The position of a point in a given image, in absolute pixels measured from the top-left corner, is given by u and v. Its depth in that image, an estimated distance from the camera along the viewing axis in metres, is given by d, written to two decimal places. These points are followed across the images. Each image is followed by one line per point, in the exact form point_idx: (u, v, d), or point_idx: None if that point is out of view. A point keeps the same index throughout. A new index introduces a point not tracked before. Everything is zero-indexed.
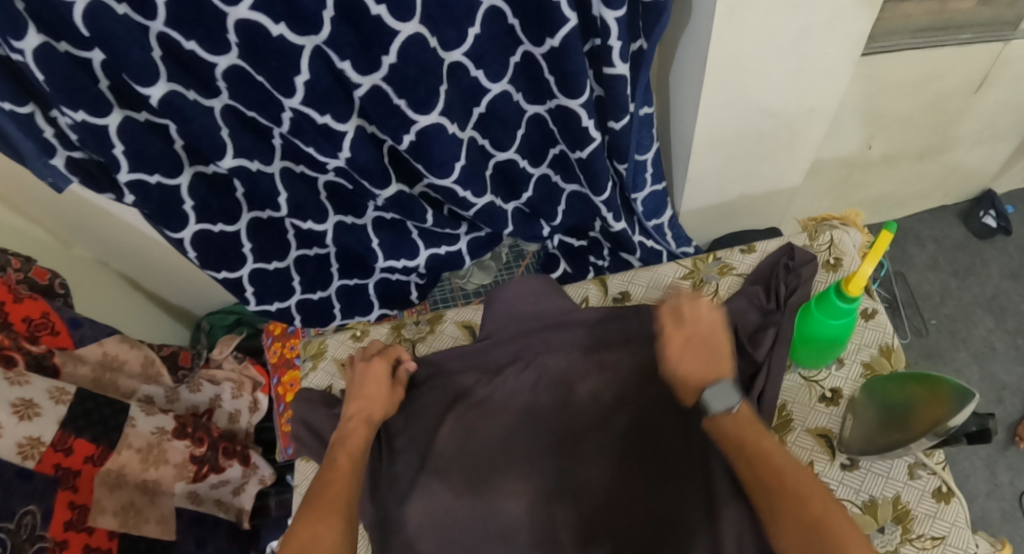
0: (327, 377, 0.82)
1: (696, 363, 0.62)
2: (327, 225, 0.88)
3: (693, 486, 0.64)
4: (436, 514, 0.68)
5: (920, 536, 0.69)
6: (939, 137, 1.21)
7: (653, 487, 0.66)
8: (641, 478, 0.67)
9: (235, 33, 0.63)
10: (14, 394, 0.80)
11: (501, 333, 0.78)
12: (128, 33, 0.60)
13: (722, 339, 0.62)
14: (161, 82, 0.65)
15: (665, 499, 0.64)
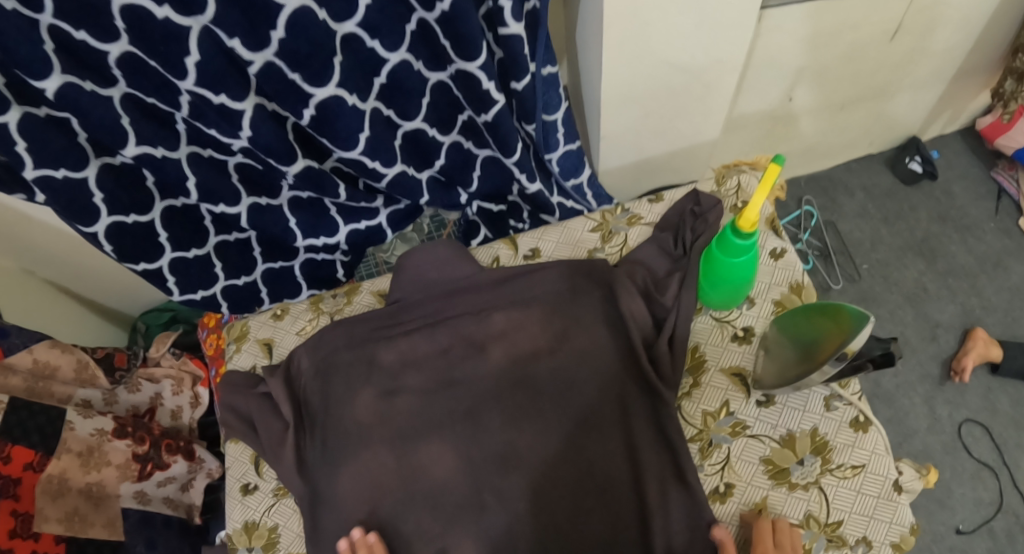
0: (250, 358, 0.81)
1: None
2: (240, 207, 0.88)
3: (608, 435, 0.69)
4: (366, 484, 0.69)
5: (840, 466, 0.70)
6: (863, 88, 1.19)
7: (571, 439, 0.69)
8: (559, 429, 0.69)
9: (122, 19, 0.61)
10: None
11: (412, 299, 0.77)
12: (18, 31, 0.59)
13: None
14: (55, 75, 0.64)
15: (585, 451, 0.68)
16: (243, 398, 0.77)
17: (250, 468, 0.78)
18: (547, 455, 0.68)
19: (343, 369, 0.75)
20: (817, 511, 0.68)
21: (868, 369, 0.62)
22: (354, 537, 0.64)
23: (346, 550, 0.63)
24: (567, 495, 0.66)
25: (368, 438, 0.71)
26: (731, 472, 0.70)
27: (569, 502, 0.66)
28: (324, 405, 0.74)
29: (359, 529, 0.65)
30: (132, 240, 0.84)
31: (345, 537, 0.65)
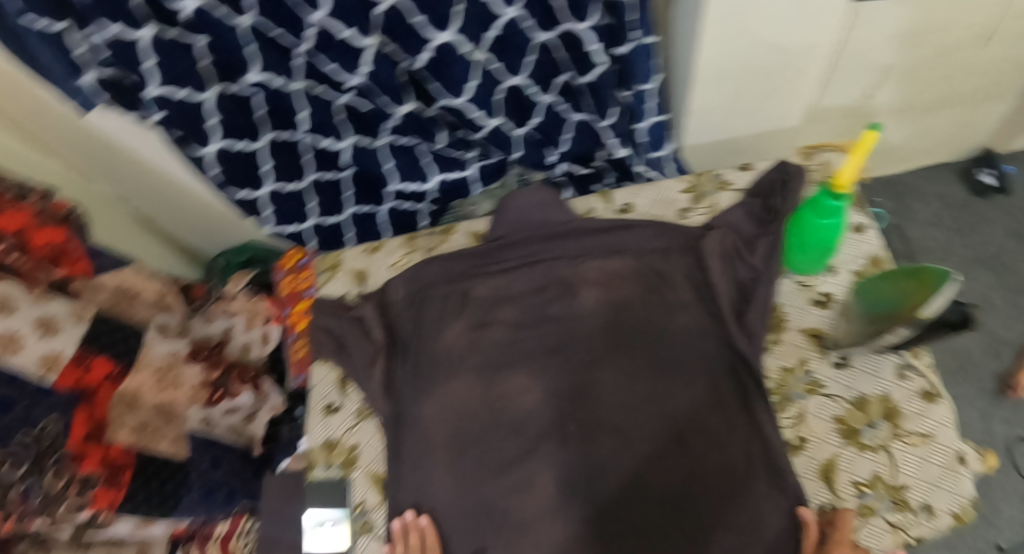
0: (342, 286, 0.85)
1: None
2: (346, 143, 0.91)
3: (693, 388, 0.71)
4: (451, 406, 0.73)
5: (908, 432, 0.71)
6: (941, 93, 1.19)
7: (654, 387, 0.71)
8: (642, 376, 0.72)
9: None
10: (40, 311, 0.85)
11: (508, 239, 0.80)
12: None
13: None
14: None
15: (668, 399, 0.70)
16: (337, 320, 0.80)
17: (334, 389, 0.81)
18: (634, 398, 0.71)
19: (437, 300, 0.79)
20: (883, 473, 0.69)
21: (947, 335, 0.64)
22: (408, 518, 0.69)
23: (400, 529, 0.68)
24: (652, 441, 0.69)
25: (457, 366, 0.75)
26: (804, 426, 0.72)
27: (653, 446, 0.68)
28: (416, 333, 0.77)
29: (412, 510, 0.70)
30: (238, 165, 0.88)
31: (400, 517, 0.69)
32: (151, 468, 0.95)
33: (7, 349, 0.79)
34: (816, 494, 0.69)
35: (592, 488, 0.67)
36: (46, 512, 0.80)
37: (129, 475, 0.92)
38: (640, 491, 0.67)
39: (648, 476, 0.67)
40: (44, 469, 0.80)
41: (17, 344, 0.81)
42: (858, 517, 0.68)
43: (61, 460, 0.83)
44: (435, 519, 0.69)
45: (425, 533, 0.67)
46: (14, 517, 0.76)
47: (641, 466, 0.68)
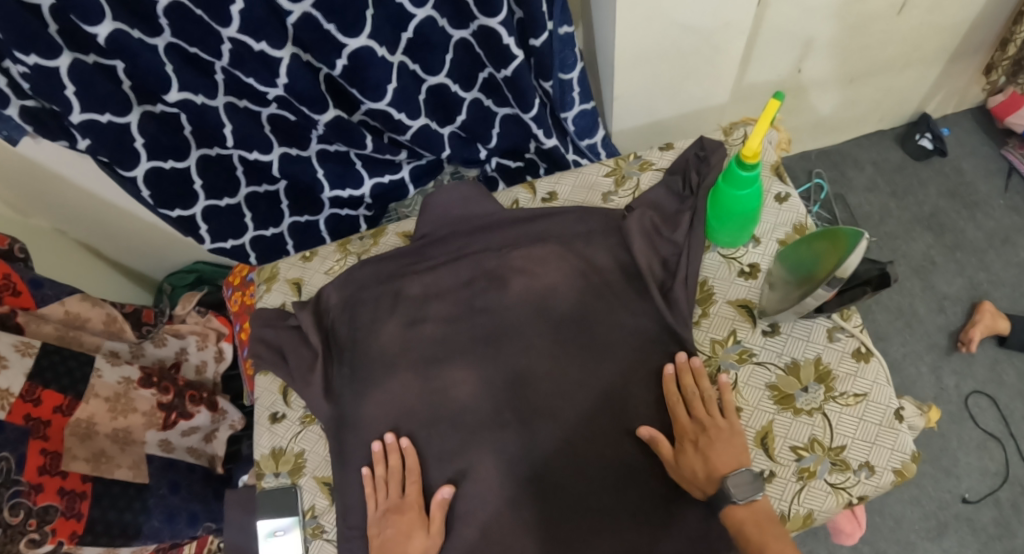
0: (279, 296, 0.85)
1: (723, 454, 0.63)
2: (273, 155, 0.91)
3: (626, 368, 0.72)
4: (390, 406, 0.73)
5: (843, 394, 0.73)
6: (869, 64, 1.21)
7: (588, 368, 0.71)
8: (576, 360, 0.72)
9: None
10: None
11: (435, 235, 0.80)
12: None
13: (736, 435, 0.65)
14: (106, 21, 0.67)
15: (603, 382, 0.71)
16: (275, 330, 0.81)
17: (278, 398, 0.80)
18: (568, 382, 0.71)
19: (369, 302, 0.78)
20: (820, 435, 0.71)
21: (866, 295, 0.66)
22: (387, 440, 0.71)
23: (380, 451, 0.70)
24: (588, 423, 0.69)
25: (394, 366, 0.74)
26: (738, 396, 0.74)
27: (589, 429, 0.69)
28: (352, 337, 0.77)
29: (392, 432, 0.71)
30: (168, 184, 0.88)
31: (379, 440, 0.71)
32: (109, 496, 0.95)
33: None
34: (756, 461, 0.71)
35: (536, 476, 0.68)
36: (7, 547, 0.78)
37: (88, 503, 0.92)
38: (583, 471, 0.68)
39: (588, 457, 0.68)
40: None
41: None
42: (799, 480, 0.70)
43: (17, 495, 0.81)
44: (414, 441, 0.71)
45: (405, 453, 0.70)
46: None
47: (581, 448, 0.69)
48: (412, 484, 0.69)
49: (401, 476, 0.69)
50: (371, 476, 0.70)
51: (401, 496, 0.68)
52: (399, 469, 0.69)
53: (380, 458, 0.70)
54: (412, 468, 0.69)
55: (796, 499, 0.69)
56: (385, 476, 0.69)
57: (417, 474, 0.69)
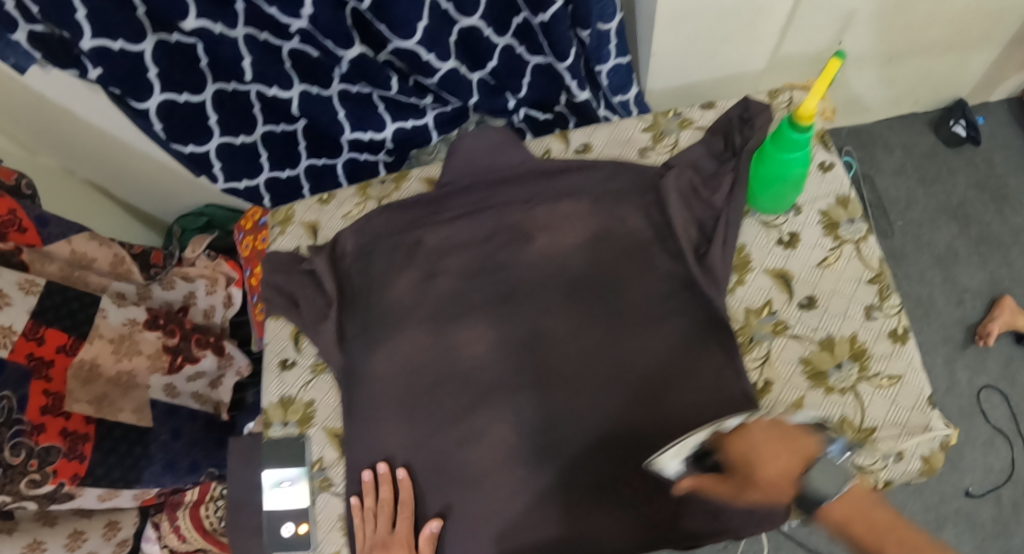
0: (294, 240, 0.80)
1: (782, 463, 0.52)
2: (292, 93, 0.85)
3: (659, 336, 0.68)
4: (401, 363, 0.70)
5: (877, 374, 0.70)
6: (915, 42, 1.16)
7: (618, 334, 0.68)
8: (604, 324, 0.68)
9: None
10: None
11: (459, 184, 0.75)
12: None
13: (776, 450, 0.52)
14: None
15: (631, 349, 0.67)
16: (287, 275, 0.77)
17: (288, 344, 0.76)
18: (594, 347, 0.68)
19: (384, 251, 0.74)
20: (851, 415, 0.68)
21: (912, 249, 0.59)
22: (379, 471, 0.66)
23: (370, 482, 0.66)
24: (612, 389, 0.66)
25: (408, 320, 0.71)
26: (770, 368, 0.71)
27: (613, 396, 0.66)
28: (365, 286, 0.73)
29: (386, 462, 0.67)
30: (181, 118, 0.83)
31: (371, 469, 0.67)
32: (110, 438, 0.94)
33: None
34: None
35: (553, 441, 0.65)
36: (6, 489, 0.79)
37: (90, 446, 0.91)
38: (609, 444, 0.64)
39: (616, 427, 0.65)
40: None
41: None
42: None
43: (18, 435, 0.81)
44: (425, 441, 0.67)
45: (398, 486, 0.66)
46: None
47: (620, 422, 0.65)
48: (404, 520, 0.64)
49: (391, 510, 0.65)
50: (360, 506, 0.66)
51: (390, 531, 0.64)
52: (391, 503, 0.65)
53: (371, 487, 0.66)
54: (404, 502, 0.65)
55: None
56: (374, 508, 0.66)
57: (409, 510, 0.65)
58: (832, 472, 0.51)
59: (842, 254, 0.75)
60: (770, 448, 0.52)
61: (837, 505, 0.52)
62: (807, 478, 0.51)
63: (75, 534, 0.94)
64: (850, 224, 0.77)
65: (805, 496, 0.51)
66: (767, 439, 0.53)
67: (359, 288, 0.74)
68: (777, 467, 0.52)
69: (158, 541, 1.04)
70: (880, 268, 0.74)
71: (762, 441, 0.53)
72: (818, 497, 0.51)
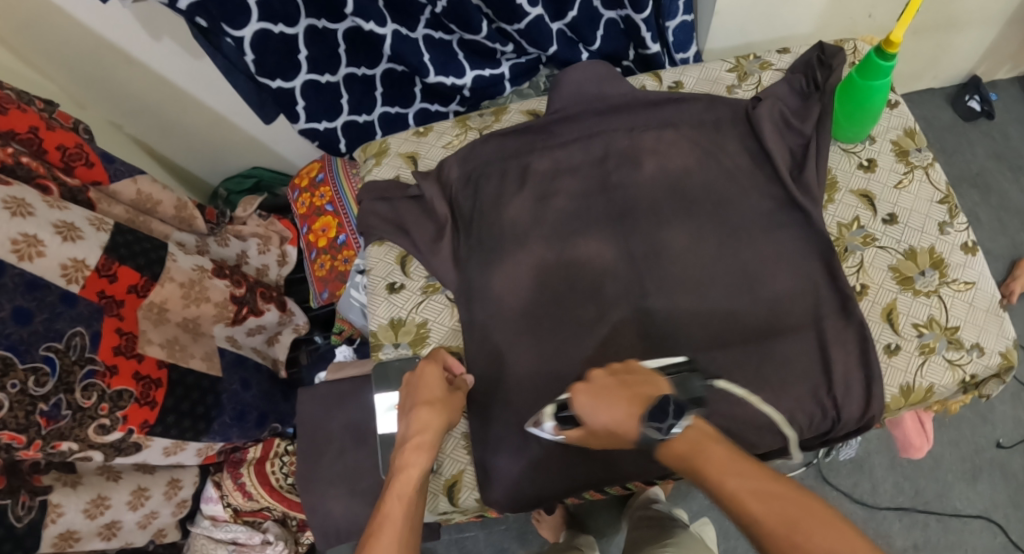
0: (392, 169, 0.81)
1: (611, 412, 0.54)
2: (387, 30, 0.86)
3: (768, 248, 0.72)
4: (522, 277, 0.71)
5: (954, 280, 0.76)
6: (949, 15, 1.23)
7: (732, 244, 0.72)
8: (715, 238, 0.72)
9: None
10: (56, 216, 0.79)
11: (570, 111, 0.78)
12: None
13: (608, 403, 0.54)
14: None
15: (740, 261, 0.71)
16: (391, 203, 0.77)
17: (396, 267, 0.75)
18: (708, 257, 0.71)
19: (495, 175, 0.76)
20: (937, 315, 0.75)
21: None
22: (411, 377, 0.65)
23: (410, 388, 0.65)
24: (728, 294, 0.70)
25: (524, 238, 0.72)
26: (865, 274, 0.76)
27: (729, 301, 0.70)
28: (476, 208, 0.75)
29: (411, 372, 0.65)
30: (273, 51, 0.83)
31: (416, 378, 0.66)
32: (182, 387, 0.90)
33: (24, 257, 0.74)
34: (882, 335, 0.74)
35: (677, 346, 0.68)
36: (74, 434, 0.77)
37: (161, 393, 0.87)
38: (734, 349, 0.68)
39: (733, 332, 0.69)
40: (72, 386, 0.76)
41: (37, 246, 0.75)
42: (921, 354, 0.73)
43: (91, 375, 0.79)
44: (554, 349, 0.69)
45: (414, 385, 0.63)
46: (41, 438, 0.74)
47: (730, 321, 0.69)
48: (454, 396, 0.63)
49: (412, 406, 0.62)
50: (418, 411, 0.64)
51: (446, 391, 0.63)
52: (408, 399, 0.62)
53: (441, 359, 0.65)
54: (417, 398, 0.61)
55: (919, 372, 0.72)
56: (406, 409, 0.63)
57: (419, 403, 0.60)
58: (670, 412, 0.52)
59: (914, 178, 0.82)
60: (606, 395, 0.55)
61: (677, 441, 0.53)
62: (640, 420, 0.53)
63: (139, 491, 0.90)
64: (919, 152, 0.83)
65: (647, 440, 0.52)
66: (600, 389, 0.55)
67: (472, 206, 0.75)
68: (607, 413, 0.54)
69: (221, 501, 1.01)
70: (948, 191, 0.81)
71: (594, 393, 0.55)
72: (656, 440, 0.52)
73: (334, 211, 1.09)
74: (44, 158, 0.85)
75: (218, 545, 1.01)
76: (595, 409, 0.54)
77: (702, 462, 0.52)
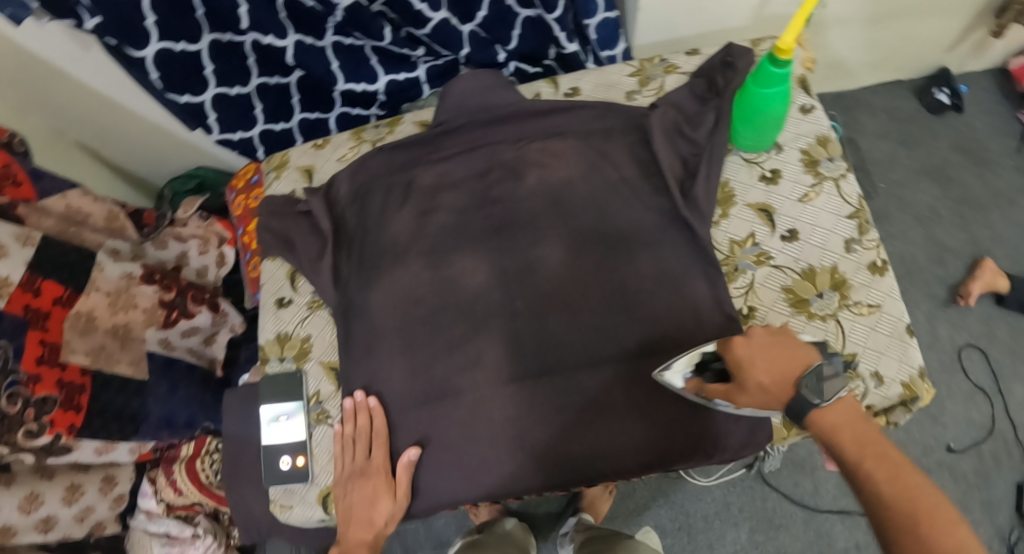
0: (290, 184, 0.82)
1: (768, 363, 0.54)
2: (287, 41, 0.86)
3: (646, 261, 0.71)
4: (400, 294, 0.72)
5: (856, 303, 0.75)
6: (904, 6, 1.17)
7: (603, 261, 0.71)
8: (593, 255, 0.71)
9: None
10: None
11: (453, 123, 0.77)
12: None
13: (371, 453, 0.68)
14: None
15: (616, 278, 0.70)
16: (282, 219, 0.78)
17: (285, 284, 0.77)
18: (580, 277, 0.71)
19: (380, 190, 0.76)
20: (832, 341, 0.74)
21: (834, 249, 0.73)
22: (357, 399, 0.69)
23: (350, 410, 0.69)
24: (604, 317, 0.69)
25: (403, 254, 0.73)
26: (754, 296, 0.75)
27: (603, 325, 0.69)
28: (362, 226, 0.75)
29: (363, 391, 0.70)
30: (178, 68, 0.84)
31: (350, 398, 0.70)
32: (108, 391, 0.94)
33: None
34: None
35: (547, 371, 0.68)
36: (5, 439, 0.80)
37: (86, 398, 0.91)
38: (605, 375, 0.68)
39: (602, 355, 0.68)
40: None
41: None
42: None
43: (14, 385, 0.82)
44: (428, 370, 0.69)
45: (372, 414, 0.69)
46: None
47: (599, 341, 0.69)
48: (379, 456, 0.68)
49: (368, 438, 0.69)
50: (342, 433, 0.70)
51: (367, 459, 0.68)
52: (367, 430, 0.69)
53: (364, 438, 0.68)
54: (379, 432, 0.69)
55: None
56: (353, 434, 0.69)
57: (383, 440, 0.68)
58: (830, 378, 0.51)
59: (822, 191, 0.79)
60: (762, 353, 0.55)
61: (830, 411, 0.51)
62: (795, 381, 0.52)
63: (73, 487, 0.94)
64: (830, 162, 0.81)
65: (794, 399, 0.52)
66: (358, 446, 0.69)
67: (360, 224, 0.75)
68: (760, 370, 0.54)
69: (155, 495, 1.05)
70: (859, 205, 0.79)
71: (359, 456, 0.69)
72: (807, 402, 0.51)
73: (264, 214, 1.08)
74: None
75: (153, 540, 1.03)
76: (364, 479, 0.68)
77: (846, 430, 0.50)
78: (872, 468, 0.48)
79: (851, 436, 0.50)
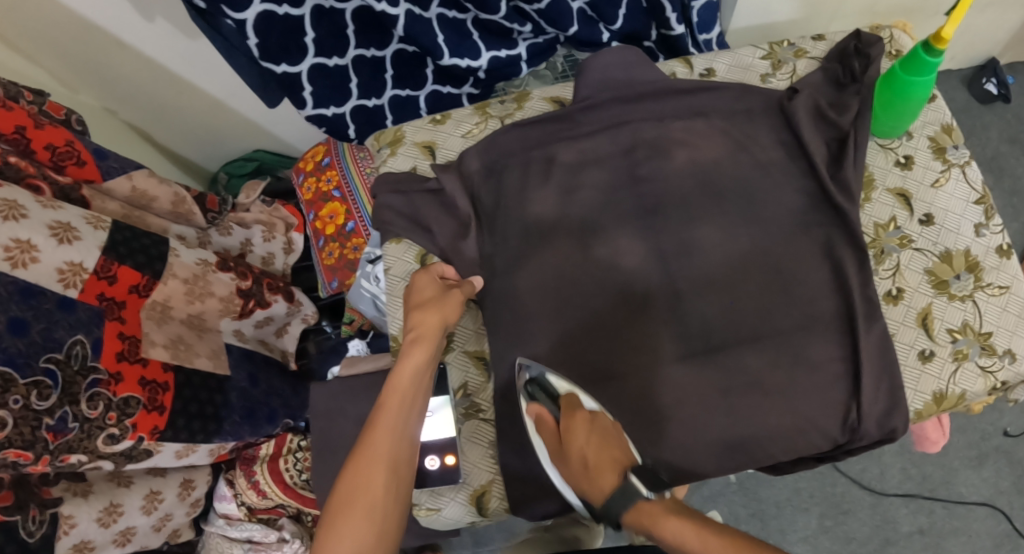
0: (409, 160, 0.78)
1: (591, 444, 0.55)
2: (400, 9, 0.79)
3: (804, 246, 0.69)
4: (547, 278, 0.69)
5: (989, 284, 0.74)
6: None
7: (761, 243, 0.69)
8: (748, 238, 0.69)
9: None
10: (50, 217, 0.73)
11: (597, 99, 0.74)
12: None
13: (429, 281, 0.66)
14: None
15: (774, 260, 0.68)
16: (406, 197, 0.74)
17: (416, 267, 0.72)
18: (739, 259, 0.68)
19: (517, 167, 0.72)
20: (972, 321, 0.73)
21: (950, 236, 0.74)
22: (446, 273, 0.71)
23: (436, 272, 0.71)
24: (766, 301, 0.67)
25: (549, 234, 0.70)
26: (902, 278, 0.75)
27: (764, 309, 0.67)
28: (499, 203, 0.72)
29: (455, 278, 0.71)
30: (279, 35, 0.77)
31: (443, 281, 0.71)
32: (190, 387, 0.87)
33: (18, 264, 0.68)
34: (917, 341, 0.73)
35: (718, 347, 0.66)
36: (82, 445, 0.74)
37: (169, 397, 0.83)
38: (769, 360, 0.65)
39: (768, 337, 0.66)
40: (77, 397, 0.73)
41: (31, 252, 0.70)
42: (954, 361, 0.72)
43: (95, 385, 0.75)
44: (586, 353, 0.67)
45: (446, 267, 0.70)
46: (49, 453, 0.70)
47: (764, 320, 0.67)
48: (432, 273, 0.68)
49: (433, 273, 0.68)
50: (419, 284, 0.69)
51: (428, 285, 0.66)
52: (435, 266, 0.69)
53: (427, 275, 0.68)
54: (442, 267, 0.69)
55: (953, 378, 0.71)
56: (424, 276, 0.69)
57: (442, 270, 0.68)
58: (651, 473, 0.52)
59: (950, 176, 0.79)
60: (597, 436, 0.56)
61: (650, 508, 0.49)
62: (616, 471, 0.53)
63: (152, 494, 0.87)
64: (955, 149, 0.80)
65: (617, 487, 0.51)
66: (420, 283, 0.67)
67: (501, 202, 0.71)
68: (586, 446, 0.55)
69: (235, 499, 0.99)
70: (984, 191, 0.79)
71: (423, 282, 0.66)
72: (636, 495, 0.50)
73: (342, 198, 1.06)
74: (31, 157, 0.79)
75: (234, 545, 0.99)
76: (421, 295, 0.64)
77: (681, 529, 0.46)
78: (714, 546, 0.43)
79: (686, 534, 0.45)
